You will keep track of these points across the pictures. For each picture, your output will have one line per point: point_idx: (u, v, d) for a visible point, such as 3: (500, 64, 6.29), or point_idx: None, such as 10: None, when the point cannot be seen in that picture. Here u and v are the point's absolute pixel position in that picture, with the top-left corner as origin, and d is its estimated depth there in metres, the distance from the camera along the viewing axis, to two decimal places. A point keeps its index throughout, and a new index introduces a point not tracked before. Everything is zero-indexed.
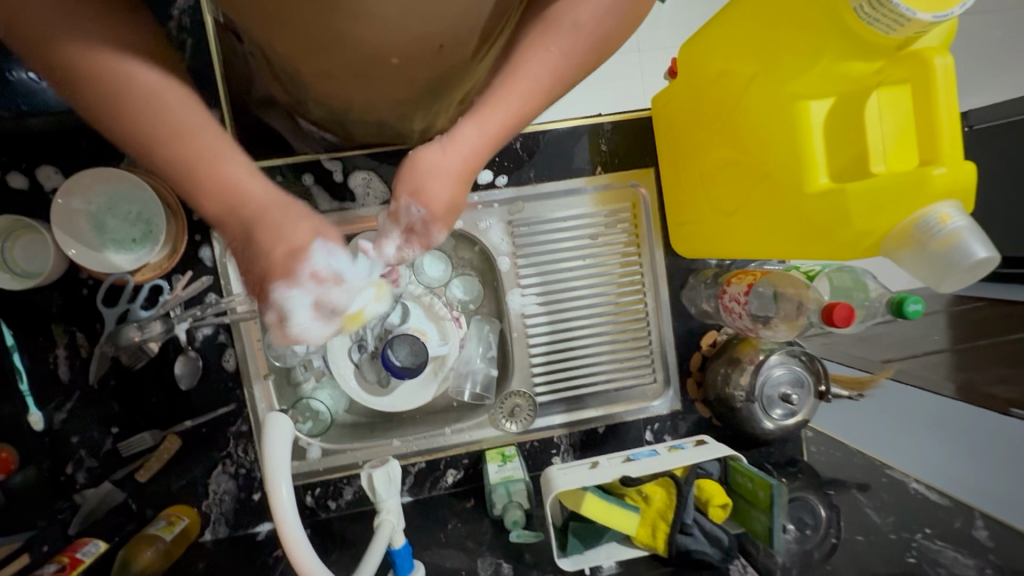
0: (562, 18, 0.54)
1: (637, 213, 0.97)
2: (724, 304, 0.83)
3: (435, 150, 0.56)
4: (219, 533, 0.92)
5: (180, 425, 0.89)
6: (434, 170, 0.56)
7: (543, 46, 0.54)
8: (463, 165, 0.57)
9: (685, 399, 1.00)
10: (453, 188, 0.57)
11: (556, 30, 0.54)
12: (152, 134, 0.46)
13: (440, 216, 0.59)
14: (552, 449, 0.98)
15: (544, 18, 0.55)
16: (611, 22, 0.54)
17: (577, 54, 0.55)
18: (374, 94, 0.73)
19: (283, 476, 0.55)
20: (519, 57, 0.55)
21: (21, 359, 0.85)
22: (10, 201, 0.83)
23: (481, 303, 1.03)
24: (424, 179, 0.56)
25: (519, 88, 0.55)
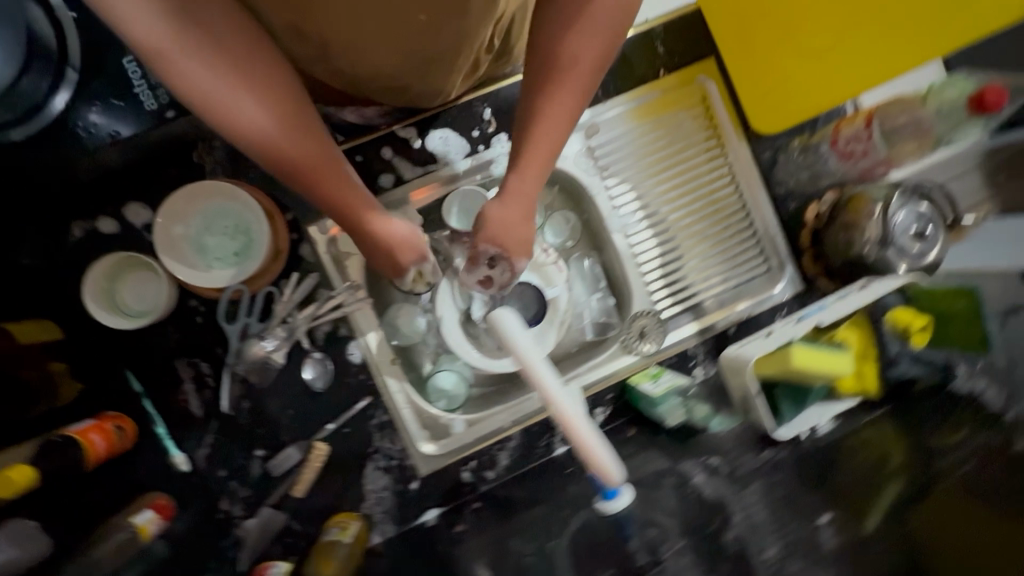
0: (562, 58, 0.61)
1: (710, 107, 0.96)
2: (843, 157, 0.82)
3: (496, 206, 0.68)
4: (387, 533, 0.88)
5: (323, 430, 0.87)
6: (501, 220, 0.68)
7: (563, 86, 0.63)
8: (523, 208, 0.68)
9: (806, 277, 0.98)
10: (521, 228, 0.69)
11: (557, 72, 0.62)
12: (228, 125, 0.55)
13: (515, 250, 0.72)
14: (691, 362, 0.95)
15: (548, 58, 0.62)
16: (600, 50, 0.61)
17: (579, 86, 0.63)
18: (390, 56, 0.69)
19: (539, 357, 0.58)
20: (531, 104, 0.64)
21: (153, 404, 0.82)
22: (107, 247, 0.81)
23: (577, 238, 1.00)
24: (498, 230, 0.69)
25: (539, 131, 0.64)
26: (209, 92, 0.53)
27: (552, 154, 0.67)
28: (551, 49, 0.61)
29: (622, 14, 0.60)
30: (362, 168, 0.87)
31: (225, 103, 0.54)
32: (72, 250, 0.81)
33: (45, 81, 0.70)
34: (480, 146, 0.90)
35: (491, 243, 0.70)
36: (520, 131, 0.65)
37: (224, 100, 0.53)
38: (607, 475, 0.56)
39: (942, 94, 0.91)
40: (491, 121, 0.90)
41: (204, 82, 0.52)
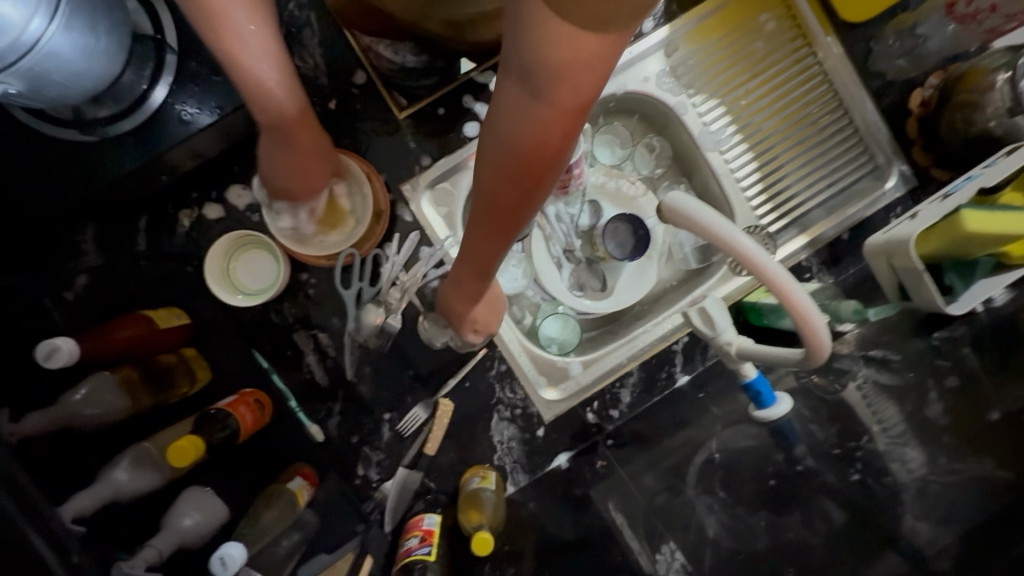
0: (519, 158, 0.43)
1: (792, 4, 0.90)
2: (960, 15, 0.82)
3: (448, 287, 0.71)
4: (521, 482, 0.88)
5: (446, 386, 0.87)
6: (453, 298, 0.73)
7: (501, 211, 0.49)
8: (465, 294, 0.71)
9: (918, 170, 0.92)
10: (466, 304, 0.73)
11: (519, 169, 0.43)
12: (226, 46, 0.55)
13: (492, 316, 0.79)
14: (805, 274, 0.91)
15: (498, 157, 0.43)
16: (551, 157, 0.43)
17: (534, 197, 0.47)
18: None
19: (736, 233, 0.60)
20: (486, 190, 0.47)
21: (282, 379, 0.84)
22: (217, 232, 0.83)
23: (666, 167, 0.97)
24: (457, 306, 0.74)
25: (502, 223, 0.51)
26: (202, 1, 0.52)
27: (497, 246, 0.56)
28: (506, 143, 0.42)
29: (533, 106, 0.38)
30: (447, 120, 0.86)
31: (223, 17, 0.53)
32: (184, 240, 0.82)
33: (145, 72, 0.72)
34: None
35: (473, 276, 0.65)
36: (478, 215, 0.51)
37: (226, 23, 0.54)
38: (818, 344, 0.59)
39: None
40: None
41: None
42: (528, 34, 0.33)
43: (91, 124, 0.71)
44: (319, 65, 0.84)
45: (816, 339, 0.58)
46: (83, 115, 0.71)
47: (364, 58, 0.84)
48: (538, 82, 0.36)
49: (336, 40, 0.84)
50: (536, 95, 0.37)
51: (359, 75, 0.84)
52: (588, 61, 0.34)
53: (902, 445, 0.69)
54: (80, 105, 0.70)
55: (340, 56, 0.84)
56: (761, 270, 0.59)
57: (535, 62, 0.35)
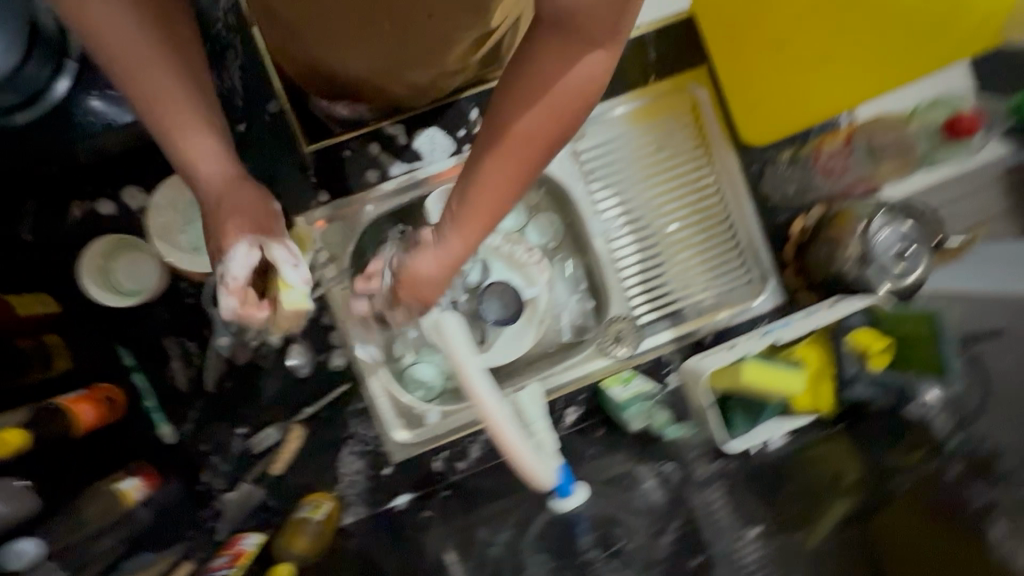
0: (530, 98, 0.52)
1: (697, 115, 0.95)
2: (823, 166, 0.94)
3: (417, 259, 0.64)
4: (359, 514, 0.92)
5: (302, 413, 0.90)
6: (423, 278, 0.65)
7: (509, 155, 0.55)
8: (442, 274, 0.65)
9: (788, 291, 0.98)
10: (437, 287, 0.66)
11: (565, 105, 0.52)
12: (168, 120, 0.56)
13: (431, 297, 0.67)
14: (665, 368, 0.96)
15: (526, 98, 0.52)
16: (575, 98, 0.52)
17: (537, 145, 0.55)
18: (360, 57, 0.73)
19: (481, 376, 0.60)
20: (540, 120, 0.53)
21: (143, 377, 0.87)
22: (105, 227, 0.85)
23: (560, 241, 1.01)
24: (415, 285, 0.66)
25: (515, 157, 0.55)
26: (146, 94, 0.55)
27: (498, 204, 0.59)
28: (545, 82, 0.51)
29: (587, 47, 0.49)
30: (349, 162, 0.89)
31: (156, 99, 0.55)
32: (72, 228, 0.85)
33: (48, 67, 0.75)
34: (465, 145, 0.92)
35: (458, 245, 0.63)
36: (492, 160, 0.55)
37: (163, 105, 0.56)
38: (536, 481, 0.63)
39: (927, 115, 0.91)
40: (478, 122, 0.92)
41: (150, 87, 0.55)
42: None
43: None
44: (235, 86, 0.87)
45: (528, 478, 0.62)
46: None
47: (282, 91, 0.88)
48: (580, 32, 0.47)
49: (257, 66, 0.87)
50: (569, 32, 0.47)
51: (272, 104, 0.88)
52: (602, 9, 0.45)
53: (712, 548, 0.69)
54: None
55: (258, 82, 0.88)
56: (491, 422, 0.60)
57: (572, 18, 0.46)
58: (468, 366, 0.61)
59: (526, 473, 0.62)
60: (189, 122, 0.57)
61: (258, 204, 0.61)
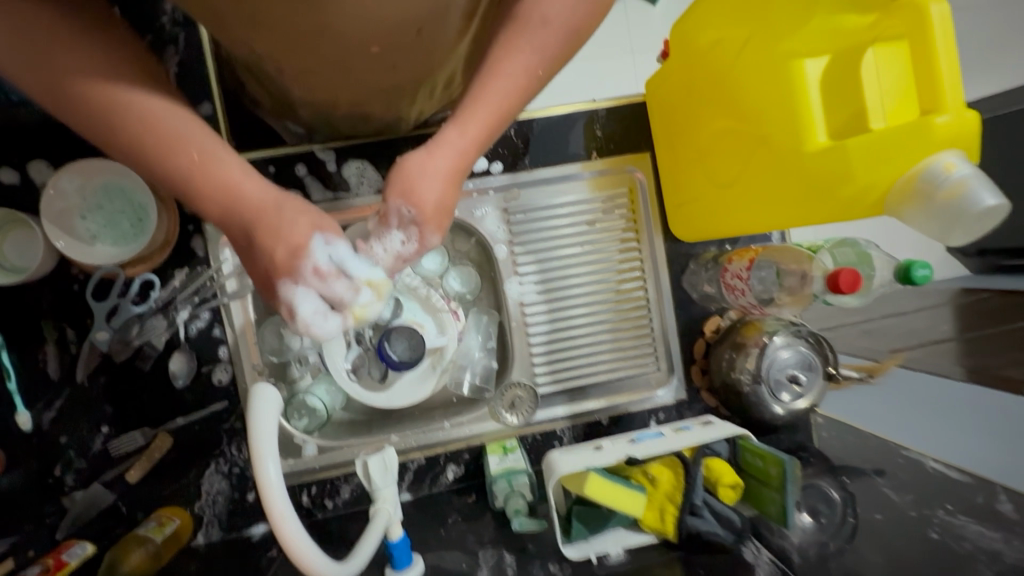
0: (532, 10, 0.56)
1: (634, 199, 0.95)
2: (726, 282, 0.82)
3: (420, 153, 0.59)
4: (212, 536, 0.89)
5: (173, 422, 0.87)
6: (421, 172, 0.59)
7: (521, 40, 0.56)
8: (448, 167, 0.59)
9: (690, 388, 0.97)
10: (441, 189, 0.59)
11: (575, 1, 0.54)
12: (135, 136, 0.49)
13: (432, 217, 0.60)
14: (554, 442, 0.95)
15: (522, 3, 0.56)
16: (576, 13, 0.55)
17: (555, 43, 0.57)
18: (337, 88, 0.74)
19: (272, 456, 0.50)
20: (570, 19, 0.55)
21: (11, 357, 0.83)
22: (2, 197, 0.82)
23: (478, 294, 1.01)
24: (413, 181, 0.59)
25: (532, 38, 0.56)
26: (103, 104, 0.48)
27: (513, 94, 0.59)
28: None
29: None
30: (272, 179, 0.87)
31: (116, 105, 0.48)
32: None
33: None
34: None
35: (471, 137, 0.59)
36: (508, 40, 0.57)
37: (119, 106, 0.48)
38: None
39: (840, 249, 0.75)
40: None
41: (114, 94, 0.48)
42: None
43: None
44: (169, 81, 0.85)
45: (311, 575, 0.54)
46: None
47: (218, 95, 0.86)
48: None
49: (197, 65, 0.85)
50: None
51: (205, 106, 0.86)
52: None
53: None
54: None
55: (195, 82, 0.86)
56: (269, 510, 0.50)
57: None
58: (260, 439, 0.50)
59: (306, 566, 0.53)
60: (154, 132, 0.49)
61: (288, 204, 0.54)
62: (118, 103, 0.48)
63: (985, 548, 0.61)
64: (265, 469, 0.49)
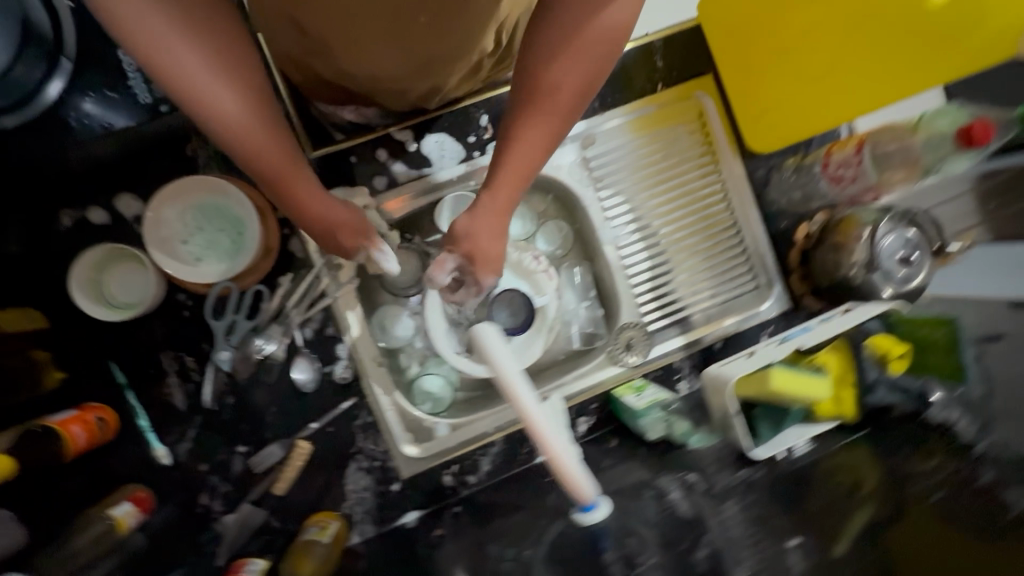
0: (541, 87, 0.55)
1: (706, 123, 0.96)
2: (833, 172, 0.95)
3: (465, 218, 0.63)
4: (366, 533, 0.89)
5: (308, 428, 0.87)
6: (472, 233, 0.64)
7: (538, 114, 0.57)
8: (494, 225, 0.63)
9: (793, 296, 0.99)
10: (497, 242, 0.65)
11: (596, 53, 0.54)
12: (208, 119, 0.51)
13: (485, 267, 0.66)
14: (675, 375, 0.96)
15: (533, 83, 0.55)
16: (588, 67, 0.55)
17: (569, 104, 0.57)
18: (387, 66, 0.71)
19: (520, 380, 0.56)
20: (558, 89, 0.55)
21: (135, 396, 0.82)
22: (97, 237, 0.81)
23: (568, 249, 1.01)
24: (477, 239, 0.64)
25: (546, 106, 0.56)
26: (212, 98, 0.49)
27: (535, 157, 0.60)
28: (573, 29, 0.53)
29: None
30: (356, 169, 0.87)
31: (223, 97, 0.49)
32: (61, 238, 0.80)
33: (38, 69, 0.74)
34: (476, 152, 0.91)
35: (505, 211, 0.63)
36: (528, 116, 0.57)
37: (221, 97, 0.49)
38: (579, 492, 0.59)
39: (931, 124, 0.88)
40: (488, 128, 0.90)
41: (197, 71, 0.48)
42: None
43: None
44: None
45: (573, 487, 0.59)
46: None
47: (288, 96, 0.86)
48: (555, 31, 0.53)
49: None
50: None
51: None
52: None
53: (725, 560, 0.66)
54: None
55: None
56: (531, 426, 0.56)
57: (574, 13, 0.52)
58: (504, 365, 0.57)
59: (569, 480, 0.59)
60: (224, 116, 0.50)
61: (323, 203, 0.60)
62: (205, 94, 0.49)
63: None
64: (520, 390, 0.56)
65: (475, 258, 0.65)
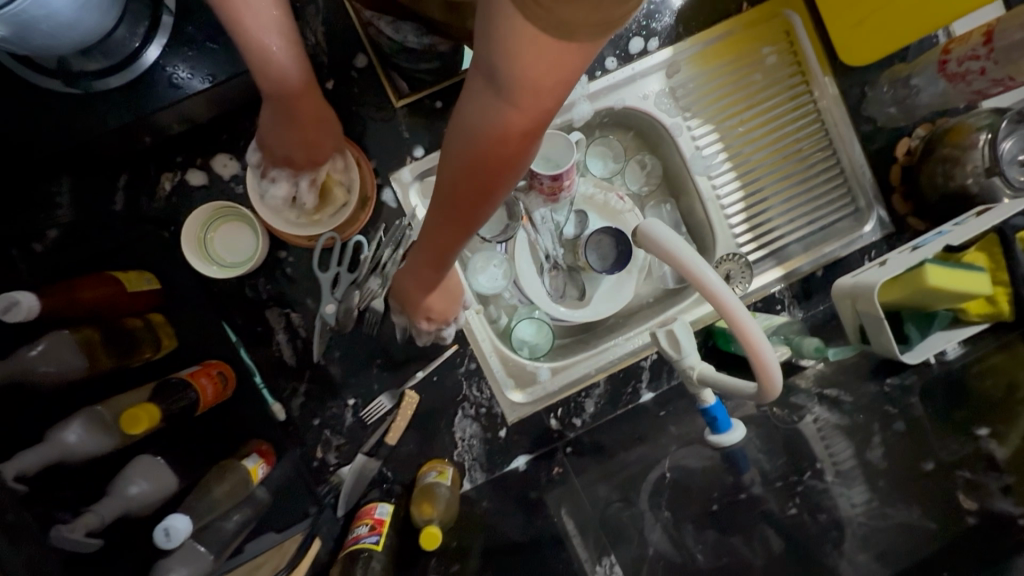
0: (445, 173, 0.49)
1: (794, 42, 0.92)
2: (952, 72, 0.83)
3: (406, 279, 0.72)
4: (477, 480, 0.89)
5: (413, 379, 0.87)
6: (419, 286, 0.71)
7: (451, 206, 0.52)
8: (421, 281, 0.70)
9: (896, 217, 0.94)
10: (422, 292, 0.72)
11: (471, 166, 0.46)
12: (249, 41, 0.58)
13: (437, 312, 0.78)
14: (776, 306, 0.93)
15: (445, 183, 0.50)
16: (480, 137, 0.44)
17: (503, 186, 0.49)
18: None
19: (702, 264, 0.58)
20: (447, 180, 0.49)
21: (248, 353, 0.83)
22: (198, 199, 0.82)
23: (653, 187, 0.98)
24: (420, 298, 0.75)
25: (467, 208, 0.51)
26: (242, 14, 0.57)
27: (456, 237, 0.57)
28: (471, 134, 0.44)
29: (499, 103, 0.41)
30: (442, 114, 0.86)
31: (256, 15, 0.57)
32: (165, 203, 0.82)
33: (139, 30, 0.70)
34: None
35: (435, 269, 0.67)
36: (436, 208, 0.54)
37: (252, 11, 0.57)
38: (769, 380, 0.58)
39: None
40: None
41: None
42: (495, 38, 0.37)
43: (76, 78, 0.69)
44: (320, 44, 0.83)
45: (766, 373, 0.57)
46: (68, 66, 0.68)
47: (368, 42, 0.84)
48: (502, 87, 0.39)
49: (339, 18, 0.83)
50: (494, 97, 0.40)
51: (359, 57, 0.84)
52: (546, 82, 0.38)
53: (849, 482, 0.68)
54: (68, 55, 0.67)
55: (343, 36, 0.84)
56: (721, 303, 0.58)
57: (507, 71, 0.38)
58: (678, 254, 0.59)
59: (762, 363, 0.58)
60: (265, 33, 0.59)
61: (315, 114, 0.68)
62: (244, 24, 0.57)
63: None
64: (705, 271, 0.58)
65: (420, 308, 0.77)
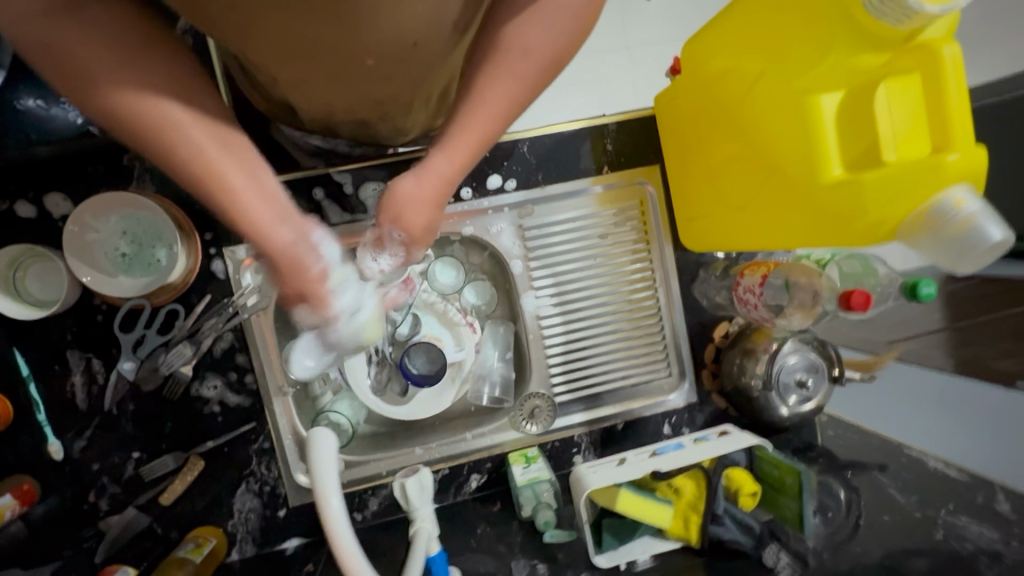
0: (510, 49, 0.55)
1: (644, 210, 0.98)
2: (739, 295, 0.90)
3: (410, 181, 0.60)
4: (246, 552, 0.92)
5: (202, 445, 0.89)
6: (410, 199, 0.61)
7: (498, 77, 0.56)
8: (436, 193, 0.61)
9: (701, 391, 1.01)
10: (429, 214, 0.62)
11: (530, 66, 0.56)
12: (198, 180, 0.49)
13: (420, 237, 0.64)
14: (573, 448, 0.99)
15: (494, 46, 0.55)
16: (560, 41, 0.55)
17: (532, 77, 0.56)
18: (358, 99, 0.73)
19: (333, 490, 0.59)
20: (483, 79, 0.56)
21: (38, 389, 0.84)
22: (19, 230, 0.82)
23: (493, 307, 1.03)
24: (403, 210, 0.61)
25: (511, 70, 0.55)
26: (213, 164, 0.49)
27: (498, 126, 0.59)
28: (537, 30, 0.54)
29: None
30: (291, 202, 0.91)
31: (175, 137, 0.47)
32: None
33: None
34: None
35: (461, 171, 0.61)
36: (490, 78, 0.56)
37: (184, 139, 0.47)
38: None
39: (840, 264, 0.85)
40: None
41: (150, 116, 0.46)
42: None
43: None
44: None
45: None
46: None
47: None
48: None
49: None
50: None
51: None
52: None
53: None
54: None
55: None
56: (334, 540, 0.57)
57: None
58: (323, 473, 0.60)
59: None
60: (195, 171, 0.49)
61: (305, 247, 0.55)
62: (168, 147, 0.47)
63: (984, 548, 0.73)
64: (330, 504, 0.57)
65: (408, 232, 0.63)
